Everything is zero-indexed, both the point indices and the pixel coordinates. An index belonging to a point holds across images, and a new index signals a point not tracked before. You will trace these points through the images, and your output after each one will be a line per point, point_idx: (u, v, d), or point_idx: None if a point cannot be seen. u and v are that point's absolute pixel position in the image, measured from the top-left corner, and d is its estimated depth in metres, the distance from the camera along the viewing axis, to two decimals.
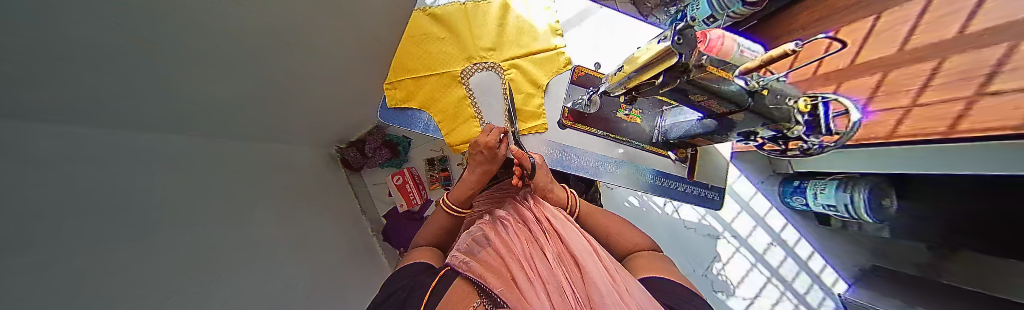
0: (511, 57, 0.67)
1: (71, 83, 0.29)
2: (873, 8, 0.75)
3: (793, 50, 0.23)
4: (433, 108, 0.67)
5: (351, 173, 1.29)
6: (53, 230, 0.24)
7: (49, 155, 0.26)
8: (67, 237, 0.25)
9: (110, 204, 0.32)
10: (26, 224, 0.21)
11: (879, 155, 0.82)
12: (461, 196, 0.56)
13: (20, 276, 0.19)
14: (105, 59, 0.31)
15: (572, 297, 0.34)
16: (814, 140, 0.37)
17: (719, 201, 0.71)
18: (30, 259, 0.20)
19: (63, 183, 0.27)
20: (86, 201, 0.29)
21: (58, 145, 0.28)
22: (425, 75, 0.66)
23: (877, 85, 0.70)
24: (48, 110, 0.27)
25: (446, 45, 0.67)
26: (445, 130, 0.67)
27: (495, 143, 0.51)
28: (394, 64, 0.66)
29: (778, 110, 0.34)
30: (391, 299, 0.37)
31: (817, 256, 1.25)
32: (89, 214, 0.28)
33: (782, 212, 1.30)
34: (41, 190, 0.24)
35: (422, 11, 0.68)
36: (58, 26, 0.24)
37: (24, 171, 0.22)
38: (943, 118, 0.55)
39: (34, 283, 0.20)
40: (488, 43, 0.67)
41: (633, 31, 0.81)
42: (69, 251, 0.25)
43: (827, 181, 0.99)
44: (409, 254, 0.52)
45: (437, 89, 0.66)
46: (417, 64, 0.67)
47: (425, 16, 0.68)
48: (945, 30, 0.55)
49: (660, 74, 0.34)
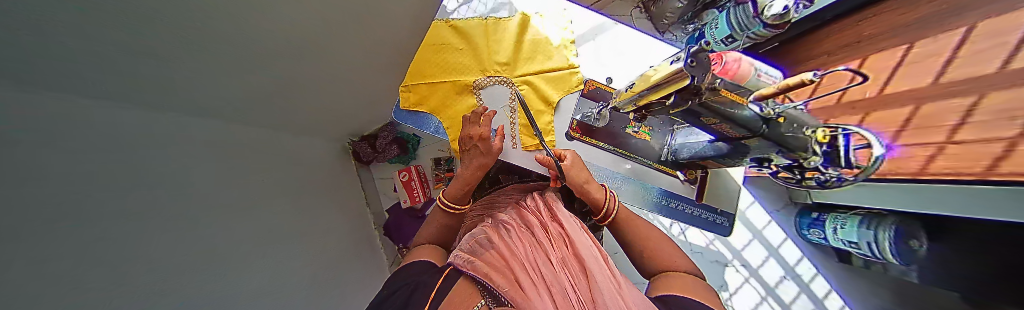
0: (523, 73, 0.69)
1: (69, 72, 0.29)
2: (904, 38, 0.74)
3: (811, 79, 0.23)
4: (443, 114, 0.69)
5: (361, 165, 1.35)
6: (61, 221, 0.25)
7: (58, 141, 0.27)
8: (75, 228, 0.26)
9: (115, 186, 0.33)
10: (33, 209, 0.22)
11: (909, 193, 0.76)
12: (456, 193, 0.56)
13: (21, 264, 0.19)
14: (122, 45, 0.32)
15: (575, 300, 0.34)
16: (833, 173, 0.36)
17: (728, 227, 0.69)
18: (30, 248, 0.21)
19: (68, 170, 0.27)
20: (92, 189, 0.29)
21: (71, 132, 0.29)
22: (439, 81, 0.69)
23: (908, 119, 0.68)
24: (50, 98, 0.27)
25: (462, 55, 0.70)
26: (453, 136, 0.69)
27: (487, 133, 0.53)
28: (412, 69, 0.69)
29: (795, 138, 0.32)
30: (395, 296, 0.38)
31: (835, 296, 1.17)
32: (93, 198, 0.29)
33: (797, 245, 1.23)
34: (49, 176, 0.24)
35: (443, 22, 0.71)
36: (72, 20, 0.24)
37: (32, 158, 0.23)
38: (986, 155, 0.52)
39: (36, 271, 0.20)
40: (503, 58, 0.69)
41: (647, 48, 0.81)
42: (76, 238, 0.26)
43: (852, 215, 0.96)
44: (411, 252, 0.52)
45: (448, 96, 0.69)
46: (433, 71, 0.69)
47: (446, 26, 0.71)
48: (986, 65, 0.53)
49: (671, 95, 0.34)
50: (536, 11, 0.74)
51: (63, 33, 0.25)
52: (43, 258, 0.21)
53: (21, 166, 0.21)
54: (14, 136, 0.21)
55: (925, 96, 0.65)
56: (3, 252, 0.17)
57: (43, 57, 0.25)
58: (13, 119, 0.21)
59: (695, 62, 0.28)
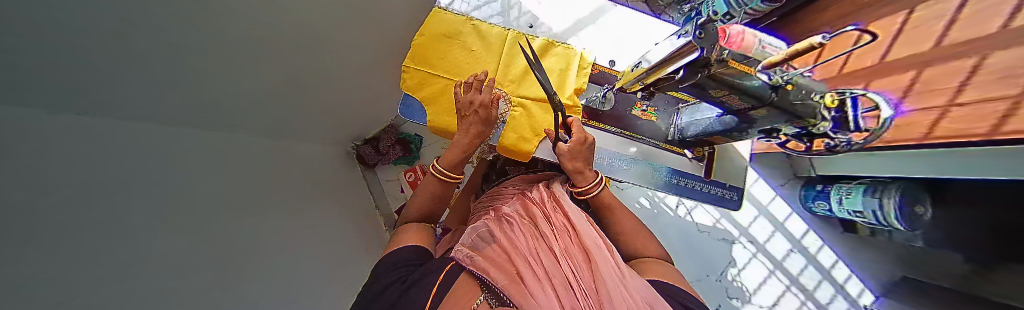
0: (522, 95, 0.57)
1: (24, 84, 0.26)
2: (904, 4, 0.76)
3: (820, 43, 0.22)
4: (433, 95, 0.55)
5: (365, 168, 1.26)
6: (40, 247, 0.23)
7: (33, 158, 0.26)
8: (56, 254, 0.25)
9: (94, 207, 0.31)
10: (12, 238, 0.20)
11: (917, 160, 0.76)
12: (454, 163, 0.50)
13: (13, 290, 0.19)
14: (73, 52, 0.30)
15: (579, 289, 0.32)
16: (842, 138, 0.36)
17: (738, 201, 0.70)
18: (20, 272, 0.20)
19: (47, 189, 0.26)
20: (65, 211, 0.28)
21: (48, 148, 0.28)
22: (439, 53, 0.54)
23: (910, 84, 0.69)
24: (19, 116, 0.26)
25: (472, 26, 0.55)
26: (434, 122, 0.55)
27: (490, 103, 0.47)
28: (423, 28, 0.52)
29: (803, 105, 0.33)
30: (390, 290, 0.34)
31: (841, 264, 1.19)
32: (81, 226, 0.29)
33: (803, 219, 1.24)
34: (29, 196, 0.23)
35: (464, 17, 0.55)
36: (13, 30, 0.22)
37: (14, 178, 0.22)
38: (987, 117, 0.53)
39: (32, 295, 0.20)
40: (512, 75, 0.57)
41: (644, 31, 0.89)
42: (60, 260, 0.25)
43: (853, 185, 0.97)
44: (400, 232, 0.50)
45: (446, 73, 0.54)
46: (432, 37, 0.53)
47: (464, 23, 0.55)
48: (988, 25, 0.55)
49: (680, 69, 0.34)
50: (528, 11, 0.83)
51: (19, 43, 0.23)
52: (23, 282, 0.20)
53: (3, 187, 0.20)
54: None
55: (929, 60, 0.66)
56: None
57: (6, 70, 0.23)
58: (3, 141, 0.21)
59: (703, 34, 0.28)
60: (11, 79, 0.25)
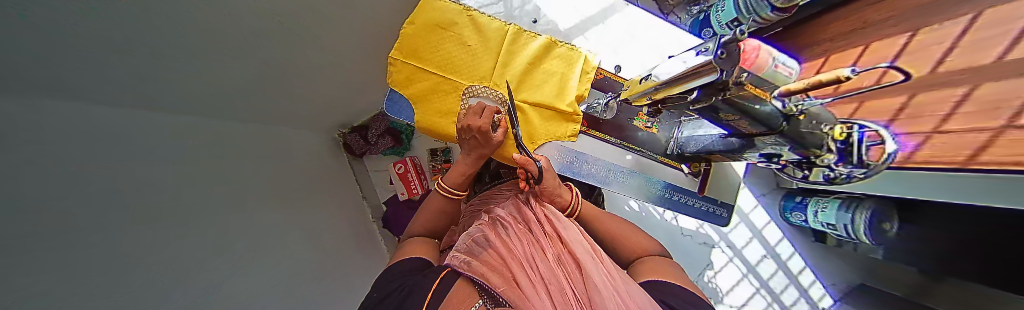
0: (520, 98, 0.54)
1: (48, 73, 0.25)
2: (909, 25, 0.74)
3: (849, 76, 0.20)
4: (422, 93, 0.51)
5: (353, 158, 1.18)
6: (68, 245, 0.23)
7: (54, 149, 0.25)
8: (88, 249, 0.25)
9: (121, 195, 0.31)
10: (35, 242, 0.19)
11: (886, 181, 0.79)
12: (460, 178, 0.51)
13: (51, 293, 0.18)
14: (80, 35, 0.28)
15: (572, 296, 0.32)
16: (844, 170, 0.38)
17: (726, 218, 0.71)
18: (50, 277, 0.19)
19: (66, 185, 0.25)
20: (95, 203, 0.27)
21: (66, 137, 0.27)
22: (428, 47, 0.49)
23: (901, 109, 0.70)
24: (41, 108, 0.25)
25: (467, 18, 0.50)
26: (422, 121, 0.52)
27: (489, 127, 0.45)
28: (413, 18, 0.47)
29: (812, 135, 0.33)
30: (389, 299, 0.33)
31: (808, 271, 1.27)
32: (108, 219, 0.28)
33: (779, 227, 1.30)
34: (52, 193, 0.23)
35: (461, 7, 0.50)
36: (29, 20, 0.21)
37: (35, 178, 0.21)
38: (963, 148, 0.56)
39: (67, 294, 0.20)
40: (510, 75, 0.53)
41: (652, 36, 0.87)
42: (91, 255, 0.25)
43: (830, 199, 1.00)
44: (405, 245, 0.48)
45: (437, 70, 0.50)
46: (422, 28, 0.48)
47: (460, 14, 0.50)
48: (986, 54, 0.54)
49: (696, 89, 0.35)
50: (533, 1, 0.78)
51: (31, 31, 0.21)
52: (55, 285, 0.19)
53: (24, 188, 0.19)
54: (12, 157, 0.19)
55: (921, 86, 0.67)
56: (20, 285, 0.16)
57: (23, 60, 0.22)
58: (17, 139, 0.20)
59: (726, 54, 0.27)
60: (35, 70, 0.24)
